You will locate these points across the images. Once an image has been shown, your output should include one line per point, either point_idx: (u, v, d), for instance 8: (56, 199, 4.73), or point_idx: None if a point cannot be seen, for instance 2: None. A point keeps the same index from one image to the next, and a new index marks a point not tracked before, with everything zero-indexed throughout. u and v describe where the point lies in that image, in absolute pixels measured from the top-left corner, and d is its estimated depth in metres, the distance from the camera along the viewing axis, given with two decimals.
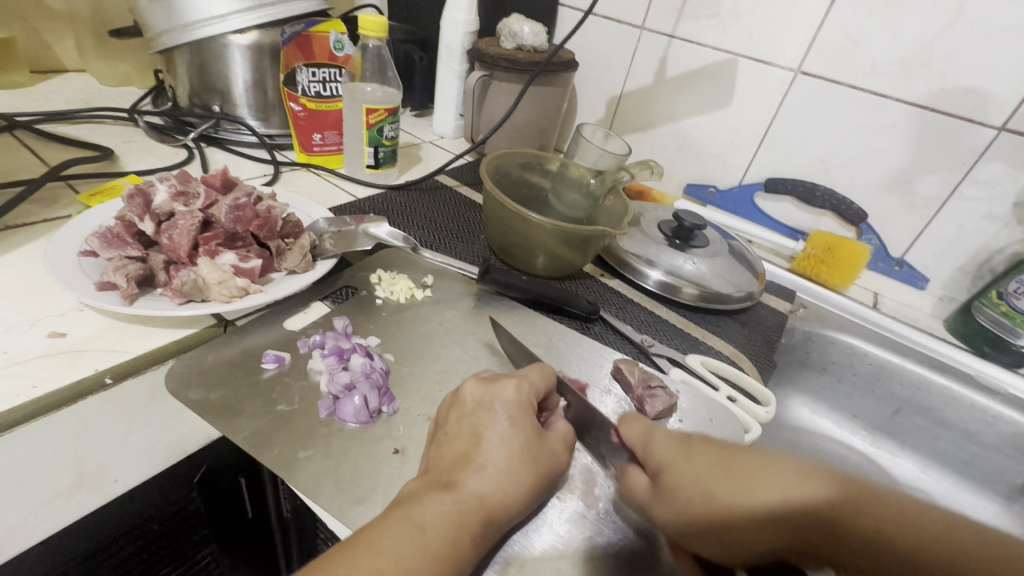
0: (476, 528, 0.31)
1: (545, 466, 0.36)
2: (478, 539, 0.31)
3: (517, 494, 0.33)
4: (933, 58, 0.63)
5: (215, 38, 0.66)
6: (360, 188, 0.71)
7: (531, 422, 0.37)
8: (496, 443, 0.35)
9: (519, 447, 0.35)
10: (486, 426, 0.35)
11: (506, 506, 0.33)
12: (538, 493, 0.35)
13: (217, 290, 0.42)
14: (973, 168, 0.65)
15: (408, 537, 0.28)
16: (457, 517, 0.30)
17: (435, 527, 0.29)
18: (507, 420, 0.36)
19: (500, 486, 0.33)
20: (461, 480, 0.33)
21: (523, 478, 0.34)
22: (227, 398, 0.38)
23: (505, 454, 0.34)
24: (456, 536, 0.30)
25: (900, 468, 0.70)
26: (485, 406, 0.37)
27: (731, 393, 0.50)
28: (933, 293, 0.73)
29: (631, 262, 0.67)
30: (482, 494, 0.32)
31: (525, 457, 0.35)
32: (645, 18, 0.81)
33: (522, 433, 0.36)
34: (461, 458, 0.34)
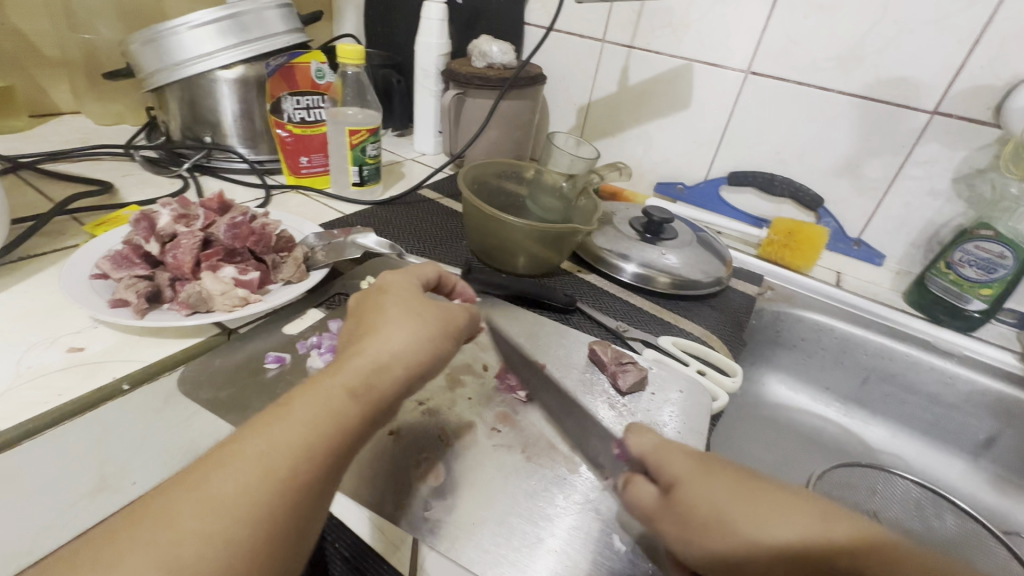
0: (355, 383, 0.34)
1: (434, 324, 0.39)
2: (361, 389, 0.34)
3: (401, 346, 0.36)
4: (866, 52, 0.69)
5: (204, 75, 0.71)
6: (348, 205, 0.75)
7: (412, 296, 0.41)
8: (382, 316, 0.38)
9: (398, 314, 0.38)
10: (370, 312, 0.39)
11: (393, 354, 0.36)
12: (430, 346, 0.38)
13: (221, 300, 0.46)
14: (914, 149, 0.70)
15: (284, 412, 0.32)
16: (337, 384, 0.33)
17: (315, 398, 0.32)
18: (388, 297, 0.40)
19: (387, 343, 0.36)
20: (350, 352, 0.36)
21: (406, 330, 0.37)
22: (235, 395, 0.42)
23: (390, 322, 0.38)
24: (341, 398, 0.33)
25: (873, 435, 0.74)
26: (377, 296, 0.41)
27: (700, 366, 0.55)
28: (890, 269, 0.78)
29: (606, 257, 0.71)
30: (368, 357, 0.35)
31: (407, 317, 0.38)
32: (605, 32, 0.87)
33: (404, 302, 0.40)
34: (353, 340, 0.38)
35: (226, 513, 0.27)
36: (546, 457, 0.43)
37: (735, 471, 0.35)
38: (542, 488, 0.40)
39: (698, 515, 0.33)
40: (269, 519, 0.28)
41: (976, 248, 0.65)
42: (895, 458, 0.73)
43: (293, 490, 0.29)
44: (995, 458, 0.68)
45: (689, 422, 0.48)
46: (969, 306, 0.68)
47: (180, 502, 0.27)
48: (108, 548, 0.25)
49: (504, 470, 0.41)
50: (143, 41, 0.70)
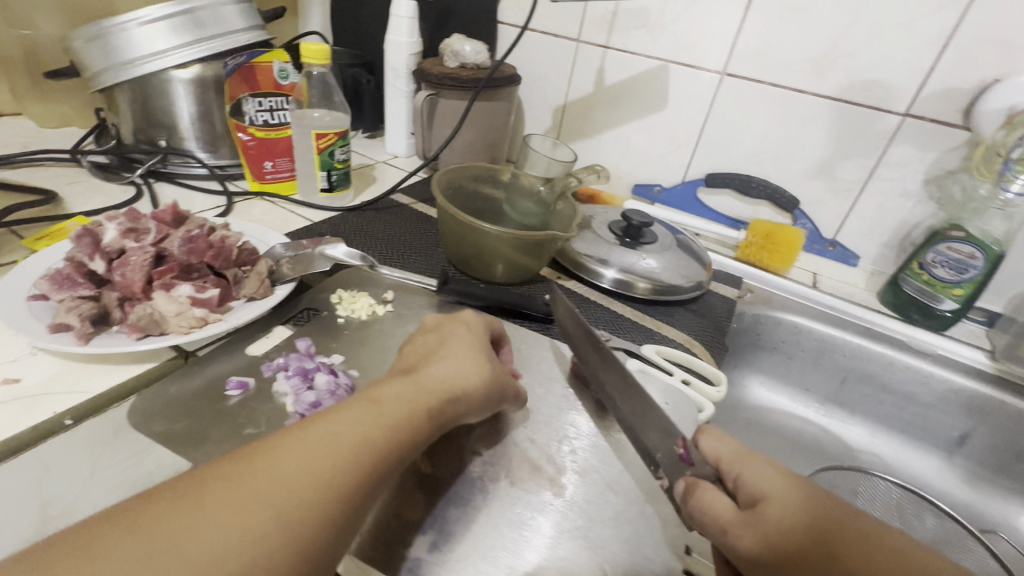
0: (432, 403, 0.36)
1: (494, 372, 0.41)
2: (433, 413, 0.36)
3: (466, 376, 0.39)
4: (839, 55, 0.69)
5: (157, 75, 0.66)
6: (316, 212, 0.72)
7: (484, 339, 0.44)
8: (452, 344, 0.41)
9: (474, 347, 0.41)
10: (447, 337, 0.42)
11: (460, 383, 0.38)
12: (491, 386, 0.40)
13: (175, 322, 0.43)
14: (886, 151, 0.71)
15: (368, 405, 0.33)
16: (413, 392, 0.36)
17: (396, 398, 0.35)
18: (464, 329, 0.43)
19: (457, 369, 0.39)
20: (421, 367, 0.38)
21: (475, 361, 0.40)
22: (193, 427, 0.39)
23: (459, 350, 0.41)
24: (410, 409, 0.34)
25: (851, 434, 0.75)
26: (444, 326, 0.44)
27: (685, 376, 0.53)
28: (865, 269, 0.79)
29: (586, 263, 0.70)
30: (440, 374, 0.38)
31: (474, 349, 0.41)
32: (580, 31, 0.85)
33: (474, 338, 0.43)
34: (425, 355, 0.40)
35: (303, 480, 0.28)
36: (528, 479, 0.41)
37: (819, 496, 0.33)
38: (527, 516, 0.38)
39: (783, 534, 0.31)
40: (336, 496, 0.29)
41: (948, 249, 0.66)
42: (872, 457, 0.74)
43: (368, 480, 0.30)
44: (968, 455, 0.69)
45: None
46: (942, 306, 0.69)
47: (270, 462, 0.29)
48: (192, 496, 0.27)
49: (487, 497, 0.39)
50: (87, 38, 0.65)
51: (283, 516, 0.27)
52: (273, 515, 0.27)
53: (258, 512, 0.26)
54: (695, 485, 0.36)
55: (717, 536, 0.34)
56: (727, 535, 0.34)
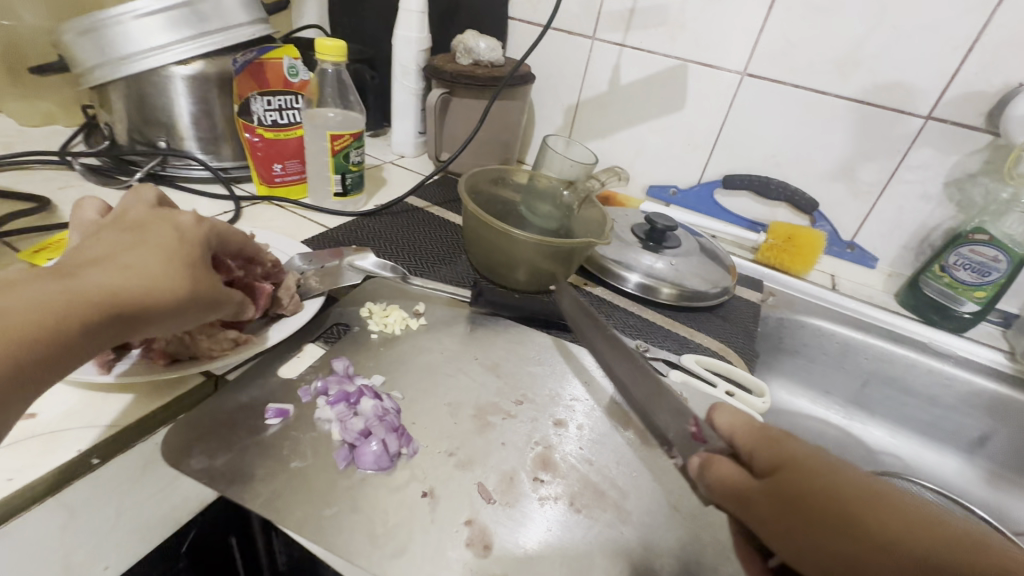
0: (81, 310, 0.28)
1: (190, 274, 0.34)
2: (88, 327, 0.28)
3: (161, 287, 0.32)
4: (863, 56, 0.69)
5: (157, 70, 0.62)
6: (329, 217, 0.68)
7: (146, 223, 0.35)
8: (149, 242, 0.33)
9: (150, 254, 0.32)
10: (139, 236, 0.34)
11: (126, 293, 0.30)
12: (193, 294, 0.33)
13: (207, 343, 0.38)
14: (908, 154, 0.71)
15: (65, 283, 0.29)
16: (101, 287, 0.30)
17: (93, 286, 0.29)
18: (171, 231, 0.35)
19: (144, 273, 0.31)
20: (110, 258, 0.32)
21: (142, 267, 0.32)
22: (234, 461, 0.35)
23: (143, 250, 0.33)
24: (49, 316, 0.27)
25: (872, 436, 0.76)
26: (151, 216, 0.36)
27: (729, 388, 0.52)
28: (882, 271, 0.79)
29: (612, 268, 0.68)
30: (97, 284, 0.29)
31: (154, 254, 0.33)
32: (595, 29, 0.83)
33: (164, 239, 0.34)
34: (93, 259, 0.32)
35: None
36: (594, 505, 0.38)
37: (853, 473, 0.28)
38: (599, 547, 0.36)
39: (809, 498, 0.27)
40: (68, 354, 0.28)
41: (972, 252, 0.67)
42: (893, 458, 0.74)
43: (95, 336, 0.29)
44: (988, 455, 0.70)
45: None
46: (963, 308, 0.69)
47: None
48: None
49: (556, 527, 0.36)
50: (79, 30, 0.60)
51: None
52: (27, 357, 0.26)
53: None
54: (709, 460, 0.32)
55: (737, 508, 0.29)
56: (745, 506, 0.29)
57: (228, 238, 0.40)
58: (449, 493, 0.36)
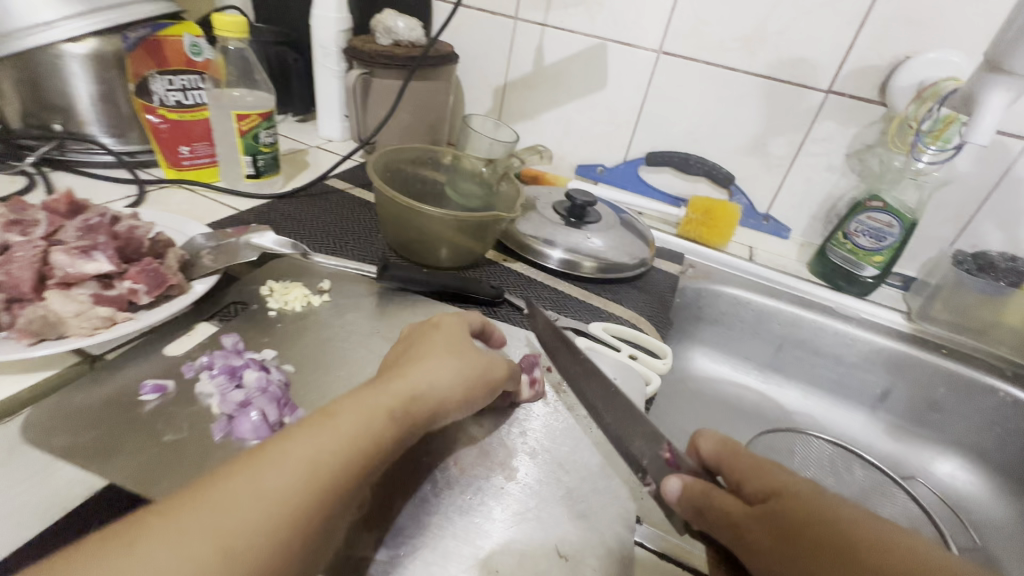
0: (397, 409, 0.33)
1: (475, 362, 0.38)
2: (398, 424, 0.33)
3: (444, 383, 0.36)
4: (767, 33, 0.72)
5: (45, 49, 0.59)
6: (242, 200, 0.67)
7: (464, 333, 0.41)
8: (439, 347, 0.39)
9: (446, 349, 0.38)
10: (423, 341, 0.39)
11: (437, 392, 0.35)
12: (471, 379, 0.38)
13: (75, 324, 0.38)
14: (812, 127, 0.74)
15: (332, 417, 0.31)
16: (380, 398, 0.33)
17: (361, 407, 0.32)
18: (444, 333, 0.40)
19: (426, 373, 0.36)
20: (390, 375, 0.35)
21: (453, 369, 0.37)
22: (101, 438, 0.35)
23: (430, 354, 0.37)
24: (378, 416, 0.32)
25: (787, 398, 0.79)
26: (421, 332, 0.41)
27: (632, 351, 0.54)
28: (796, 240, 0.82)
29: (532, 245, 0.69)
30: (410, 383, 0.35)
31: (455, 356, 0.38)
32: (517, 9, 0.83)
33: (451, 340, 0.40)
34: (398, 363, 0.37)
35: (287, 500, 0.27)
36: (479, 465, 0.40)
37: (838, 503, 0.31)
38: (476, 501, 0.37)
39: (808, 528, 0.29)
40: (325, 506, 0.28)
41: (868, 218, 0.70)
42: (807, 418, 0.78)
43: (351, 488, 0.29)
44: (890, 409, 0.75)
45: None
46: (864, 272, 0.73)
47: (170, 523, 0.26)
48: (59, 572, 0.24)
49: (439, 486, 0.38)
50: None
51: (233, 538, 0.26)
52: (302, 516, 0.27)
53: (193, 541, 0.25)
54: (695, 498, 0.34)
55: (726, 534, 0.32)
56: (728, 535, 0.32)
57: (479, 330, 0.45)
58: None
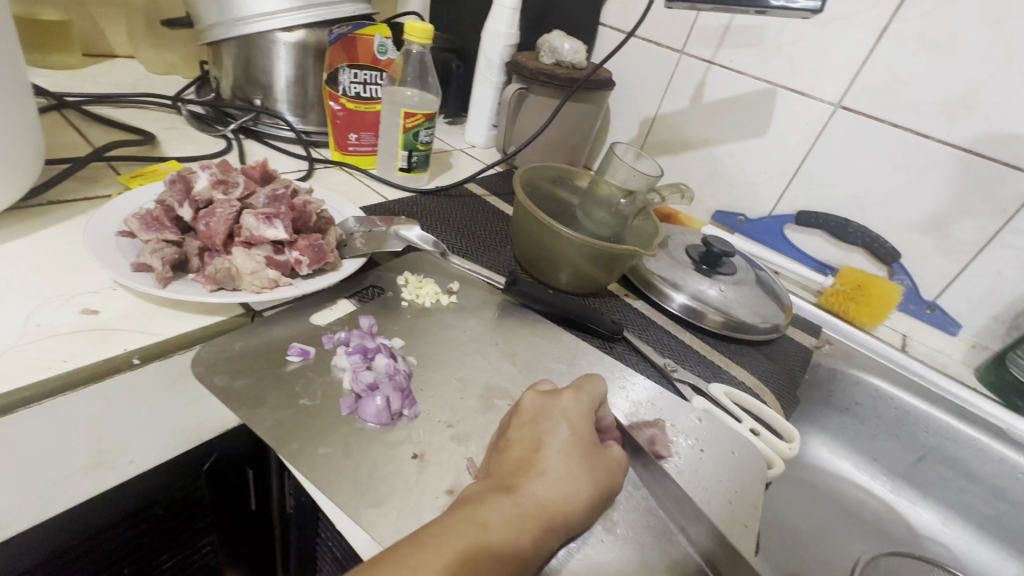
0: (536, 532, 0.32)
1: (602, 477, 0.36)
2: (537, 545, 0.32)
3: (578, 504, 0.34)
4: (979, 102, 0.63)
5: (264, 35, 0.67)
6: (392, 191, 0.71)
7: (590, 431, 0.38)
8: (577, 451, 0.36)
9: (575, 456, 0.36)
10: (547, 433, 0.37)
11: (567, 511, 0.34)
12: (600, 498, 0.36)
13: (249, 280, 0.42)
14: (1015, 216, 0.63)
15: (476, 531, 0.30)
16: (518, 518, 0.32)
17: (501, 523, 0.31)
18: (567, 428, 0.37)
19: (560, 492, 0.34)
20: (521, 485, 0.34)
21: (583, 485, 0.35)
22: (251, 387, 0.39)
23: (562, 462, 0.36)
24: (519, 534, 0.31)
25: (920, 518, 0.68)
26: (545, 415, 0.38)
27: (754, 426, 0.49)
28: (964, 340, 0.71)
29: (657, 284, 0.66)
30: (542, 500, 0.33)
31: (584, 466, 0.36)
32: (686, 43, 0.81)
33: (581, 442, 0.37)
34: (523, 462, 0.35)
35: None
36: None
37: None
38: (573, 545, 0.36)
39: None
40: None
41: None
42: (939, 547, 0.67)
43: None
44: None
45: (739, 490, 0.43)
46: None
47: None
48: None
49: None
50: None
51: None
52: None
53: None
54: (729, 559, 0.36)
55: None
56: None
57: (598, 407, 0.41)
58: (438, 460, 0.37)
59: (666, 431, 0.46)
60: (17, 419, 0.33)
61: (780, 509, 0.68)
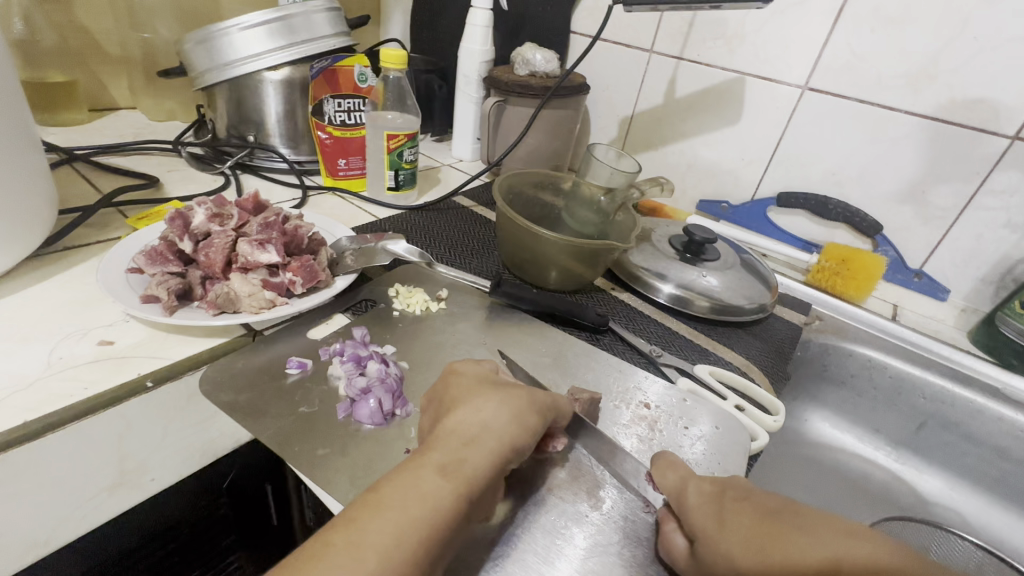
0: (443, 459, 0.34)
1: (505, 399, 0.39)
2: (447, 466, 0.33)
3: (483, 425, 0.37)
4: (939, 71, 0.64)
5: (251, 75, 0.72)
6: (383, 210, 0.75)
7: (488, 380, 0.42)
8: (485, 389, 0.40)
9: (470, 395, 0.39)
10: (445, 393, 0.40)
11: (473, 433, 0.36)
12: (511, 416, 0.38)
13: (248, 301, 0.46)
14: (988, 177, 0.64)
15: (376, 484, 0.32)
16: (419, 458, 0.34)
17: (403, 467, 0.33)
18: (461, 380, 0.41)
19: (461, 423, 0.37)
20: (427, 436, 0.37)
21: (482, 410, 0.38)
22: (254, 400, 0.42)
23: (460, 403, 0.39)
24: (420, 466, 0.33)
25: (927, 485, 0.69)
26: (443, 382, 0.42)
27: (739, 402, 0.51)
28: (954, 304, 0.72)
29: (642, 276, 0.68)
30: (443, 434, 0.36)
31: (480, 399, 0.39)
32: (654, 42, 0.84)
33: (476, 387, 0.40)
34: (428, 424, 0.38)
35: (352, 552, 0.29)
36: (566, 487, 0.41)
37: (759, 505, 0.36)
38: (561, 520, 0.39)
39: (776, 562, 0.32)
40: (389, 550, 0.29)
41: None
42: (949, 513, 0.67)
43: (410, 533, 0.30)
44: None
45: (724, 463, 0.45)
46: None
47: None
48: None
49: (525, 500, 0.40)
50: (196, 41, 0.70)
51: None
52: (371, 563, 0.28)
53: None
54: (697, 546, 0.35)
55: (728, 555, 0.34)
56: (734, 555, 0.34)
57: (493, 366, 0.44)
58: None
59: (651, 412, 0.48)
60: (46, 443, 0.36)
61: (786, 485, 0.69)
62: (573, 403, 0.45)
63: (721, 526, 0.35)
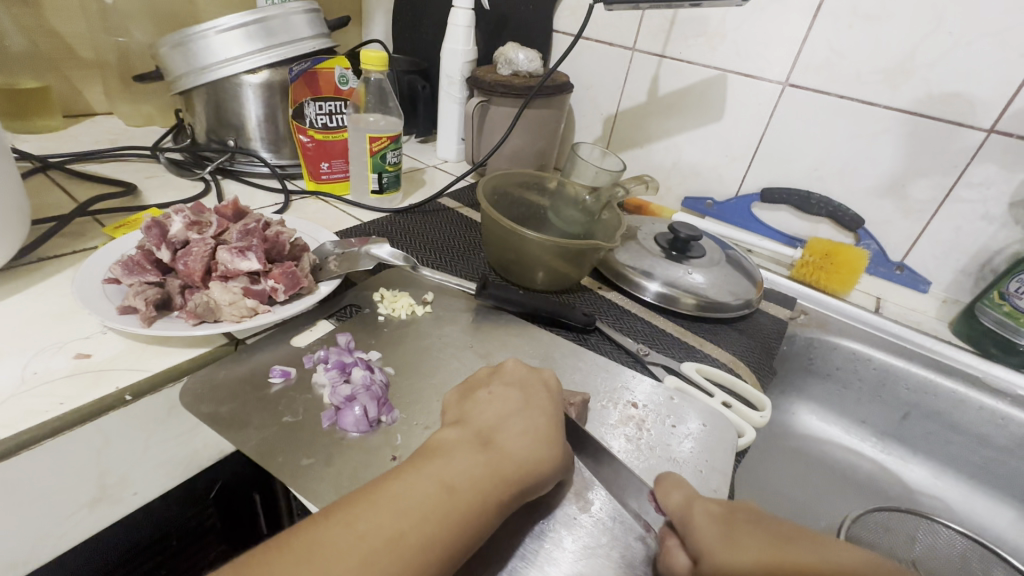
0: (509, 485, 0.35)
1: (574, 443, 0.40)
2: (509, 498, 0.35)
3: (551, 460, 0.37)
4: (916, 66, 0.65)
5: (230, 79, 0.71)
6: (367, 213, 0.74)
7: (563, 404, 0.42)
8: (534, 412, 0.40)
9: (547, 421, 0.39)
10: (519, 401, 0.40)
11: (539, 465, 0.37)
12: (575, 463, 0.39)
13: (229, 310, 0.45)
14: (966, 170, 0.65)
15: (443, 488, 0.33)
16: (488, 472, 0.35)
17: (472, 476, 0.34)
18: (539, 395, 0.41)
19: (534, 448, 0.37)
20: (497, 440, 0.37)
21: (556, 445, 0.38)
22: (236, 411, 0.41)
23: (536, 423, 0.39)
24: (488, 486, 0.34)
25: (913, 474, 0.70)
26: (516, 385, 0.42)
27: (725, 399, 0.51)
28: (935, 296, 0.73)
29: (628, 275, 0.68)
30: (516, 453, 0.36)
31: (555, 430, 0.39)
32: (636, 40, 0.84)
33: (557, 413, 0.41)
34: (496, 423, 0.39)
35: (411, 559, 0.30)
36: (555, 491, 0.41)
37: (771, 529, 0.34)
38: (550, 526, 0.39)
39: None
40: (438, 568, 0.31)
41: None
42: (934, 501, 0.68)
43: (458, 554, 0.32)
44: None
45: (712, 460, 0.45)
46: None
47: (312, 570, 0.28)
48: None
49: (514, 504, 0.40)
50: (172, 45, 0.69)
51: None
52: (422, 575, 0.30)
53: None
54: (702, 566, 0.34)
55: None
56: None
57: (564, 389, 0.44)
58: None
59: (638, 411, 0.48)
60: (22, 460, 0.35)
61: (774, 478, 0.69)
62: (567, 407, 0.45)
63: (730, 545, 0.33)
